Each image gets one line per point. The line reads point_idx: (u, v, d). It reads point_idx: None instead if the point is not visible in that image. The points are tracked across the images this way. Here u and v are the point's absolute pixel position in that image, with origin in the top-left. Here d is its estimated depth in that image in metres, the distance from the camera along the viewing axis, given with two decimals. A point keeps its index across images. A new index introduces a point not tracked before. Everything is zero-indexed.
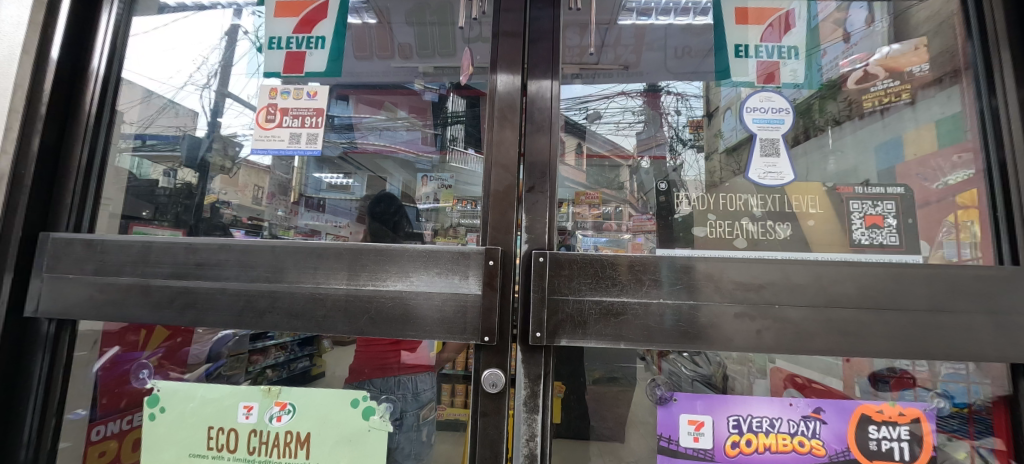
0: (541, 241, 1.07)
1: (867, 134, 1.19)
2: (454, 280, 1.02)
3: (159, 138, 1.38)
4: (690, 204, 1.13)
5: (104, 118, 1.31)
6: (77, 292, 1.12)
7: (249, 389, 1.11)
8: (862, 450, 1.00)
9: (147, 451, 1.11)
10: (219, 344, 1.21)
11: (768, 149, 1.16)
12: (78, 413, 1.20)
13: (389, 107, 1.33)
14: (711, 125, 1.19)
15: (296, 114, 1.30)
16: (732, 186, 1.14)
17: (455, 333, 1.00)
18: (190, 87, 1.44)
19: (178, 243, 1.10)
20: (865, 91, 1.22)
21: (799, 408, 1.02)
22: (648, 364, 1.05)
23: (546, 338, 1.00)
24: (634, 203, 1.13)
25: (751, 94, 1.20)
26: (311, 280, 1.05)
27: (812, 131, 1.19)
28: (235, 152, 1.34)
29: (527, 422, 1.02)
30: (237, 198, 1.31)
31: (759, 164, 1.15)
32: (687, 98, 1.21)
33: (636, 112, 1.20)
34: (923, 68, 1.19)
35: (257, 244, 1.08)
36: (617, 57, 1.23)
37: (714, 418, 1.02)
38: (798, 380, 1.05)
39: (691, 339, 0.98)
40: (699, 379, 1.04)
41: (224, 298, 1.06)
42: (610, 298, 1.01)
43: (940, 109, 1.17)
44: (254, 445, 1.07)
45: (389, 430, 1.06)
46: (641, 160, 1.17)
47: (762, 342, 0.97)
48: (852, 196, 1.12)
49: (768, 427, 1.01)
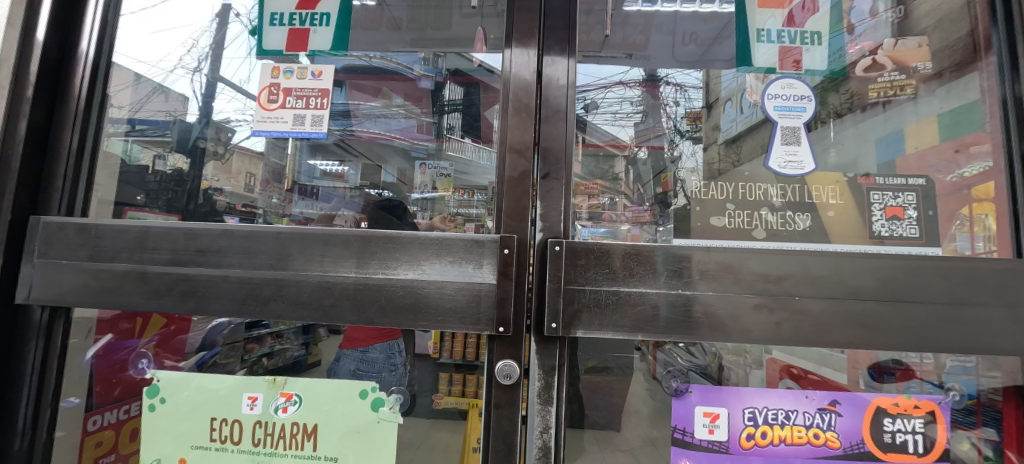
0: (556, 229, 1.04)
1: (868, 126, 1.18)
2: (468, 269, 0.99)
3: (149, 123, 1.34)
4: (706, 195, 1.11)
5: (94, 100, 1.24)
6: (71, 278, 1.08)
7: (251, 380, 1.06)
8: (877, 443, 1.00)
9: (146, 441, 1.08)
10: (213, 333, 1.24)
11: (790, 137, 1.13)
12: (73, 402, 1.17)
13: (387, 92, 1.34)
14: (710, 117, 1.18)
15: (300, 94, 1.24)
16: (752, 175, 1.12)
17: (468, 324, 0.97)
18: (180, 70, 1.40)
19: (178, 228, 1.06)
20: (872, 81, 1.21)
21: (815, 401, 1.01)
22: (643, 355, 1.05)
23: (561, 329, 0.97)
24: (629, 194, 1.11)
25: (758, 92, 1.16)
26: (317, 268, 1.02)
27: (813, 124, 1.15)
28: (229, 138, 1.32)
29: (542, 414, 1.01)
30: (229, 185, 1.30)
31: (781, 152, 1.12)
32: (686, 89, 1.19)
33: (632, 102, 1.18)
34: (926, 65, 1.20)
35: (260, 230, 1.03)
36: (625, 37, 1.19)
37: (730, 410, 1.01)
38: (793, 371, 1.09)
39: (709, 331, 0.96)
40: (695, 369, 1.03)
41: (226, 285, 1.03)
42: (628, 289, 0.98)
43: (940, 104, 1.18)
44: (260, 436, 1.05)
45: (399, 421, 1.04)
46: (638, 150, 1.15)
47: (781, 334, 0.96)
48: (874, 186, 1.09)
49: (784, 419, 1.01)
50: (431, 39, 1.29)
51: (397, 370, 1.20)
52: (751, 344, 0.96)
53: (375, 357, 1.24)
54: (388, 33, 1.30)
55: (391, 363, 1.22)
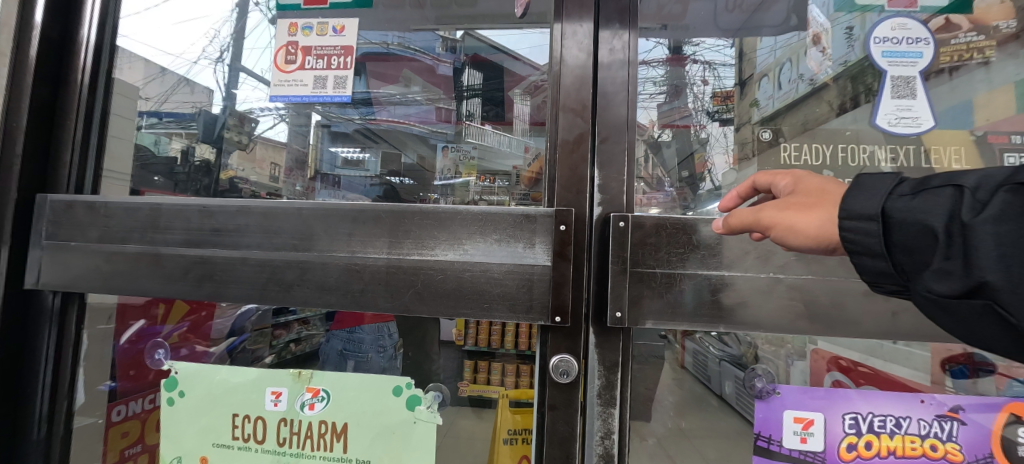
0: (617, 204, 0.91)
1: (935, 96, 0.94)
2: (514, 248, 0.88)
3: (174, 116, 1.29)
4: (796, 162, 0.98)
5: (98, 81, 1.16)
6: (84, 261, 1.02)
7: (276, 373, 0.99)
8: (1008, 455, 0.85)
9: (167, 438, 1.02)
10: (242, 319, 1.19)
11: (902, 89, 0.95)
12: (113, 385, 1.17)
13: (409, 73, 1.27)
14: (744, 93, 1.03)
15: (320, 54, 1.13)
16: (855, 136, 0.97)
17: (516, 313, 0.86)
18: (204, 61, 1.32)
19: (191, 205, 0.97)
20: (945, 42, 0.97)
21: (931, 406, 0.87)
22: (671, 343, 0.93)
23: (629, 319, 0.85)
24: (647, 178, 0.96)
25: (799, 67, 1.03)
26: (344, 249, 0.92)
27: (860, 96, 0.98)
28: (252, 129, 1.27)
29: (602, 417, 0.89)
30: (254, 174, 1.23)
31: (890, 107, 0.95)
32: (715, 67, 1.05)
33: (655, 83, 1.00)
34: (1010, 24, 0.98)
35: (280, 206, 0.94)
36: (659, 8, 1.01)
37: (827, 416, 0.88)
38: (843, 363, 0.95)
39: (808, 321, 0.82)
40: (727, 358, 0.95)
41: (246, 269, 0.94)
42: (708, 272, 0.85)
43: (1013, 71, 0.98)
44: (286, 435, 0.97)
45: (438, 422, 0.94)
46: (662, 132, 0.99)
47: (898, 326, 0.81)
48: (1007, 147, 0.93)
49: (894, 428, 0.87)
50: (456, 17, 1.20)
51: (385, 352, 1.09)
52: (860, 337, 0.82)
53: (363, 337, 1.11)
54: (411, 11, 1.22)
55: (379, 345, 1.10)
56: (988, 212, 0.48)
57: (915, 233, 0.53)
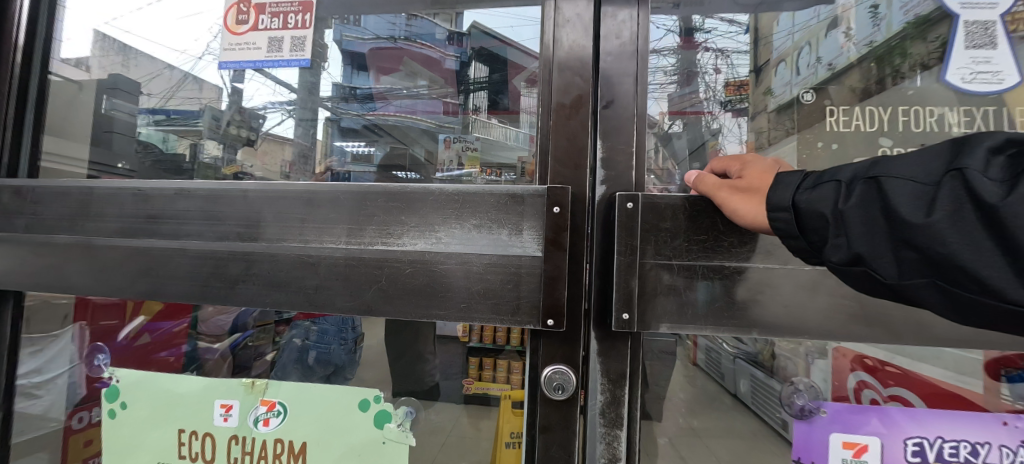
0: (626, 180, 0.79)
1: (994, 63, 0.79)
2: (496, 237, 0.76)
3: (180, 112, 1.13)
4: (845, 128, 0.83)
5: (34, 51, 1.11)
6: (11, 253, 0.92)
7: (226, 385, 0.90)
8: None
9: (110, 453, 0.94)
10: (245, 314, 1.02)
11: (978, 37, 0.80)
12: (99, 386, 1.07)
13: (410, 64, 1.04)
14: (759, 81, 0.85)
15: (274, 12, 1.02)
16: (920, 96, 0.82)
17: (511, 323, 0.74)
18: (207, 56, 1.11)
19: (126, 187, 0.87)
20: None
21: (1015, 431, 0.74)
22: (681, 340, 0.79)
23: (638, 322, 0.73)
24: (658, 171, 0.82)
25: (819, 52, 0.85)
26: (296, 237, 0.81)
27: (888, 80, 0.84)
28: (258, 125, 1.08)
29: (606, 440, 0.78)
30: (260, 171, 1.02)
31: (963, 60, 0.80)
32: (729, 53, 0.86)
33: (667, 72, 0.84)
34: None
35: (224, 188, 0.83)
36: None
37: (888, 440, 0.76)
38: (867, 362, 0.82)
39: (860, 324, 0.69)
40: (743, 357, 0.82)
41: (185, 261, 0.84)
42: (733, 264, 0.72)
43: None
44: (235, 454, 0.88)
45: (409, 444, 0.85)
46: (670, 124, 0.83)
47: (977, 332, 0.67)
48: None
49: (969, 456, 0.75)
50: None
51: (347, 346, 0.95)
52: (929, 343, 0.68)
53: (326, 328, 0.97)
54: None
55: (342, 338, 0.95)
56: (853, 198, 0.51)
57: (813, 219, 0.55)
